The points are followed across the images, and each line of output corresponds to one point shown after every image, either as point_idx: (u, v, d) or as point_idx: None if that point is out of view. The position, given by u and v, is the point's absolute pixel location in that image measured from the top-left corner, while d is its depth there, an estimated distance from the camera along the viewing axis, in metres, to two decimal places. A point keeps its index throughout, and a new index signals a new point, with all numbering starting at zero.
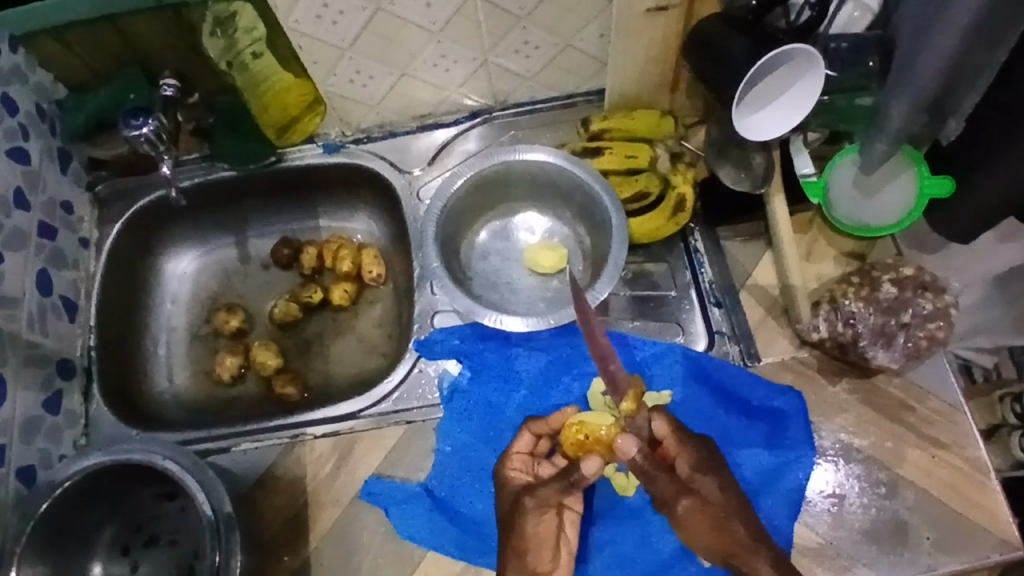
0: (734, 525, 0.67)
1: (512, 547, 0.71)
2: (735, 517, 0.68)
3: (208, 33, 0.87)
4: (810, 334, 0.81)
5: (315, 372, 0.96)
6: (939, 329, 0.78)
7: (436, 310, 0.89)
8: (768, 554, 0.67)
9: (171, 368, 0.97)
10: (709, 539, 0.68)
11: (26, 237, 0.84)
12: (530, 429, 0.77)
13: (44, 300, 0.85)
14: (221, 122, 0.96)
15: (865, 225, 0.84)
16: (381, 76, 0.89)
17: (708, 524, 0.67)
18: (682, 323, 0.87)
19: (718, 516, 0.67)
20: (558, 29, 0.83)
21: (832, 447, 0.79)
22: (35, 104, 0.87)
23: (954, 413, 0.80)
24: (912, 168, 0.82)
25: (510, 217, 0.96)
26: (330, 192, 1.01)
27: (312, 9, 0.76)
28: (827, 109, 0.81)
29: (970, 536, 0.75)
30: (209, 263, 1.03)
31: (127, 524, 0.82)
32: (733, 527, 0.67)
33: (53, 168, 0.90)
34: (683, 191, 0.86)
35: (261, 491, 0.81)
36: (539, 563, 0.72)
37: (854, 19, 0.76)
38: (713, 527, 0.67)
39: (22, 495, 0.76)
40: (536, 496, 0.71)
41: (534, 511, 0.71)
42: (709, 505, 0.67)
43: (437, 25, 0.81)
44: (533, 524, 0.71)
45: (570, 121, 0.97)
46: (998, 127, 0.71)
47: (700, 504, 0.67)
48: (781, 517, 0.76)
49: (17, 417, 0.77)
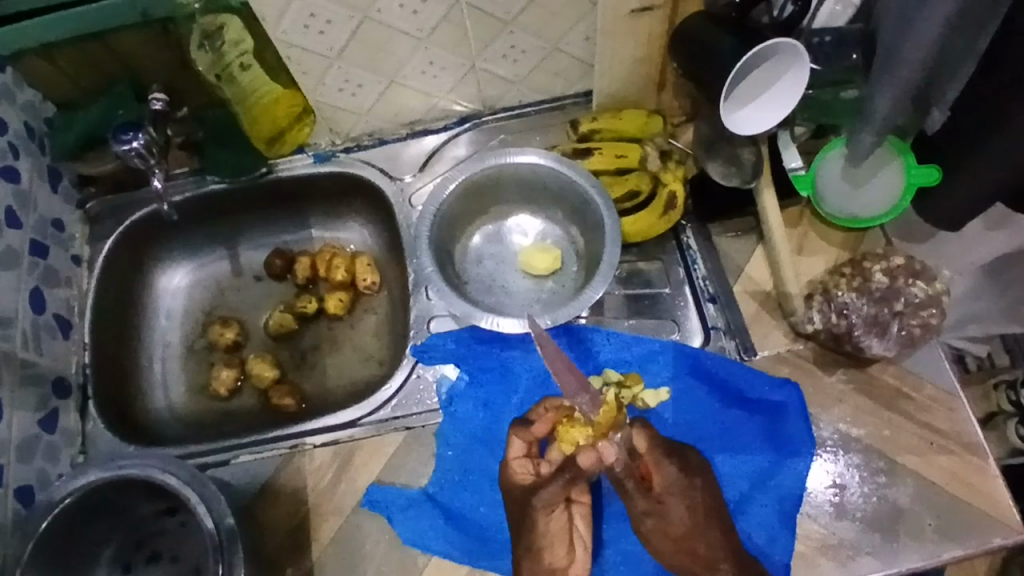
0: (697, 545, 0.75)
1: (524, 546, 0.76)
2: (700, 537, 0.75)
3: (197, 46, 0.86)
4: (805, 326, 0.81)
5: (313, 382, 0.96)
6: (933, 317, 0.79)
7: (432, 315, 0.90)
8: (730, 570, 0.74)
9: (168, 384, 0.97)
10: (673, 555, 0.75)
11: (18, 256, 0.84)
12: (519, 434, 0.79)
13: (37, 319, 0.85)
14: (210, 135, 0.96)
15: (856, 216, 0.85)
16: (369, 85, 0.89)
17: (670, 543, 0.75)
18: (677, 320, 0.88)
19: (681, 537, 0.75)
20: (545, 33, 0.84)
21: (831, 438, 0.80)
22: (24, 122, 0.87)
23: (950, 400, 0.81)
24: (899, 158, 0.82)
25: (502, 220, 0.96)
26: (322, 202, 1.01)
27: (300, 20, 0.77)
28: (814, 103, 0.83)
29: (972, 521, 0.75)
30: (201, 277, 1.02)
31: (127, 543, 0.82)
32: (695, 546, 0.74)
33: (44, 186, 0.90)
34: (675, 188, 0.87)
35: (263, 502, 0.81)
36: (553, 560, 0.75)
37: (836, 14, 0.77)
38: (677, 545, 0.75)
39: (22, 515, 0.75)
40: (542, 497, 0.76)
41: (541, 511, 0.76)
42: (672, 526, 0.75)
43: (426, 31, 0.82)
44: (544, 520, 0.76)
45: (559, 123, 0.97)
46: (977, 117, 0.73)
47: (665, 528, 0.75)
48: (768, 531, 0.77)
49: (14, 436, 0.77)
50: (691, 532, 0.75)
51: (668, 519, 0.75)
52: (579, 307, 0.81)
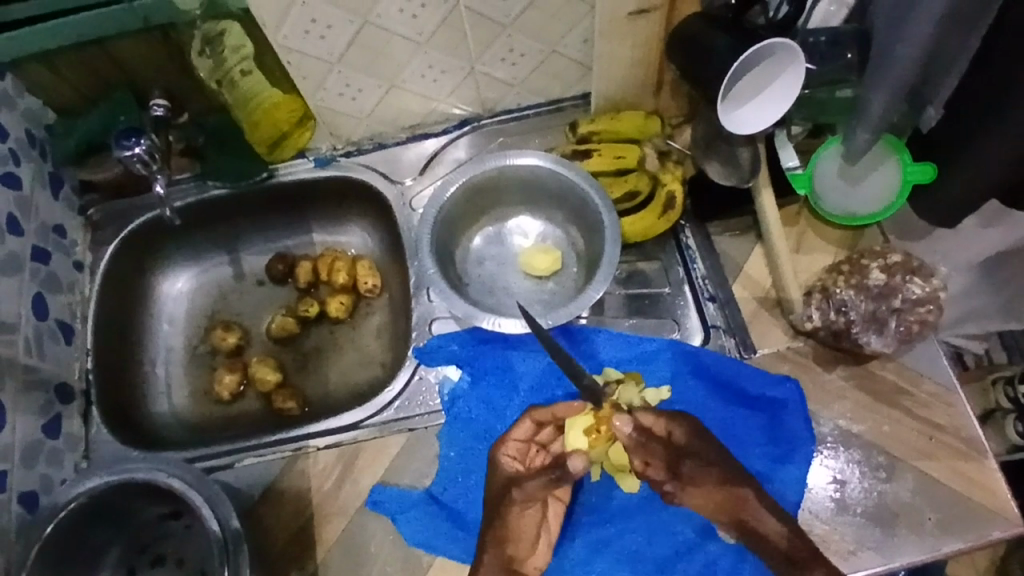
0: (738, 487, 0.74)
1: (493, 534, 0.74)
2: (737, 480, 0.74)
3: (198, 52, 0.87)
4: (804, 323, 0.82)
5: (316, 386, 0.97)
6: (930, 313, 0.79)
7: (434, 317, 0.91)
8: (771, 509, 0.73)
9: (170, 389, 0.97)
10: (712, 500, 0.73)
11: (21, 262, 0.84)
12: (531, 417, 0.78)
13: (40, 325, 0.85)
14: (212, 140, 0.97)
15: (854, 213, 0.86)
16: (370, 89, 0.90)
17: (711, 487, 0.73)
18: (678, 319, 0.89)
19: (716, 477, 0.73)
20: (543, 36, 0.85)
21: (831, 434, 0.80)
22: (24, 129, 0.88)
23: (948, 395, 0.82)
24: (896, 156, 0.82)
25: (503, 223, 0.97)
26: (321, 206, 1.02)
27: (301, 25, 0.78)
28: (809, 103, 0.84)
29: (973, 513, 0.76)
30: (202, 282, 1.03)
31: (133, 546, 0.82)
32: (735, 489, 0.73)
33: (45, 193, 0.90)
34: (673, 188, 0.88)
35: (267, 504, 0.81)
36: (515, 551, 0.74)
37: (831, 14, 0.77)
38: (716, 490, 0.73)
39: (26, 520, 0.75)
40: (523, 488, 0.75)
41: (519, 504, 0.75)
42: (709, 472, 0.73)
43: (424, 36, 0.83)
44: (519, 514, 0.75)
45: (557, 126, 0.98)
46: (969, 116, 0.74)
47: (699, 471, 0.73)
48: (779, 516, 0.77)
49: (18, 442, 0.77)
50: (725, 476, 0.73)
51: (699, 463, 0.73)
52: (580, 306, 0.81)
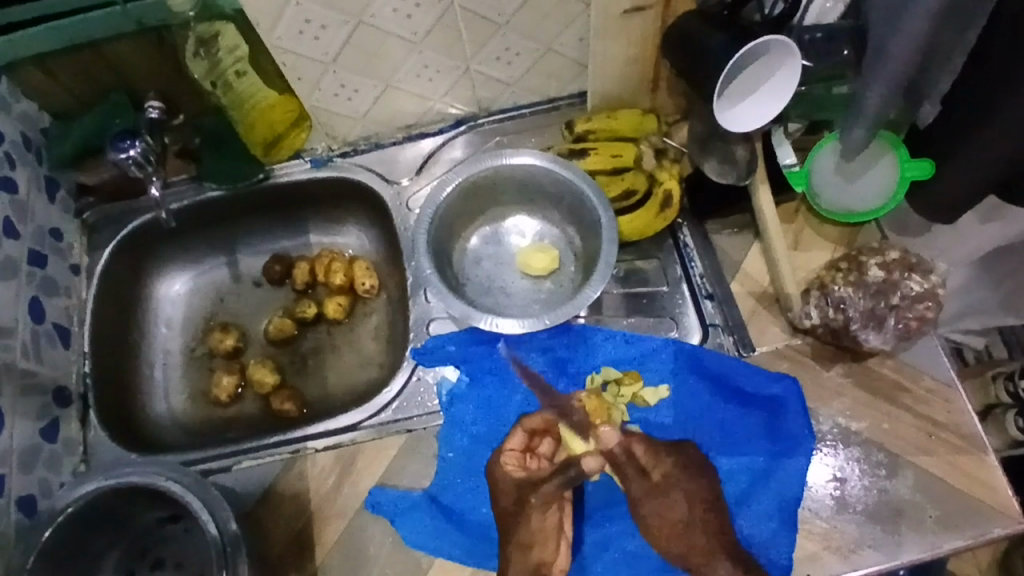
0: (695, 538, 0.77)
1: (513, 542, 0.78)
2: (699, 528, 0.78)
3: (192, 54, 0.87)
4: (803, 321, 0.82)
5: (314, 387, 0.96)
6: (929, 310, 0.79)
7: (431, 318, 0.90)
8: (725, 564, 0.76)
9: (169, 392, 0.97)
10: (670, 541, 0.78)
11: (18, 265, 0.84)
12: (523, 428, 0.84)
13: (37, 328, 0.85)
14: (207, 142, 0.96)
15: (848, 210, 0.86)
16: (365, 89, 0.90)
17: (669, 528, 0.78)
18: (676, 317, 0.89)
19: (678, 524, 0.78)
20: (537, 36, 0.85)
21: (831, 432, 0.80)
22: (20, 132, 0.88)
23: (947, 391, 0.81)
24: (893, 151, 0.82)
25: (500, 222, 0.96)
26: (318, 207, 1.02)
27: (295, 26, 0.78)
28: (805, 100, 0.84)
29: (973, 511, 0.76)
30: (200, 285, 1.03)
31: (133, 550, 0.82)
32: (695, 540, 0.77)
33: (42, 196, 0.90)
34: (670, 187, 0.88)
35: (265, 507, 0.81)
36: (542, 555, 0.77)
37: (826, 11, 0.77)
38: (679, 536, 0.78)
39: (25, 524, 0.75)
40: (538, 492, 0.80)
41: (537, 508, 0.79)
42: (672, 510, 0.79)
43: (419, 35, 0.82)
44: (537, 518, 0.79)
45: (554, 124, 0.98)
46: (964, 112, 0.73)
47: (664, 511, 0.79)
48: (769, 526, 0.77)
49: (16, 447, 0.77)
50: (692, 524, 0.78)
51: (669, 504, 0.79)
52: (577, 306, 0.81)
